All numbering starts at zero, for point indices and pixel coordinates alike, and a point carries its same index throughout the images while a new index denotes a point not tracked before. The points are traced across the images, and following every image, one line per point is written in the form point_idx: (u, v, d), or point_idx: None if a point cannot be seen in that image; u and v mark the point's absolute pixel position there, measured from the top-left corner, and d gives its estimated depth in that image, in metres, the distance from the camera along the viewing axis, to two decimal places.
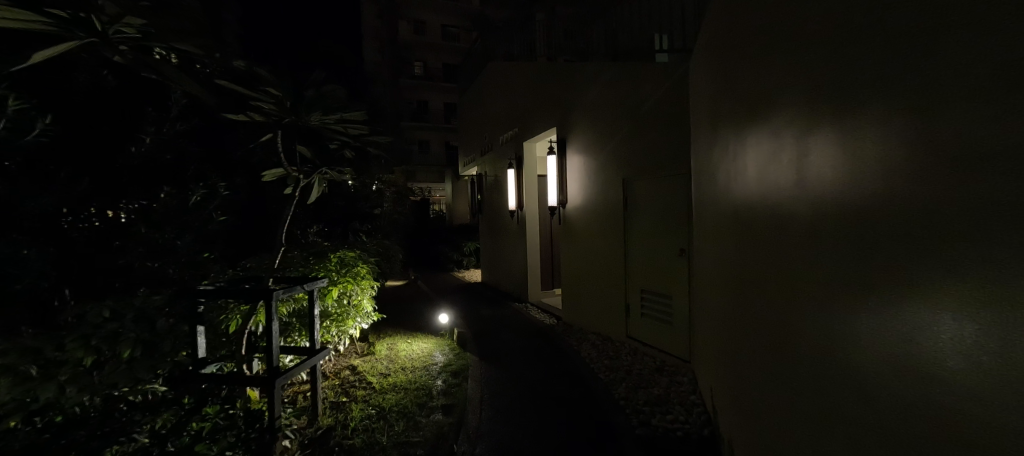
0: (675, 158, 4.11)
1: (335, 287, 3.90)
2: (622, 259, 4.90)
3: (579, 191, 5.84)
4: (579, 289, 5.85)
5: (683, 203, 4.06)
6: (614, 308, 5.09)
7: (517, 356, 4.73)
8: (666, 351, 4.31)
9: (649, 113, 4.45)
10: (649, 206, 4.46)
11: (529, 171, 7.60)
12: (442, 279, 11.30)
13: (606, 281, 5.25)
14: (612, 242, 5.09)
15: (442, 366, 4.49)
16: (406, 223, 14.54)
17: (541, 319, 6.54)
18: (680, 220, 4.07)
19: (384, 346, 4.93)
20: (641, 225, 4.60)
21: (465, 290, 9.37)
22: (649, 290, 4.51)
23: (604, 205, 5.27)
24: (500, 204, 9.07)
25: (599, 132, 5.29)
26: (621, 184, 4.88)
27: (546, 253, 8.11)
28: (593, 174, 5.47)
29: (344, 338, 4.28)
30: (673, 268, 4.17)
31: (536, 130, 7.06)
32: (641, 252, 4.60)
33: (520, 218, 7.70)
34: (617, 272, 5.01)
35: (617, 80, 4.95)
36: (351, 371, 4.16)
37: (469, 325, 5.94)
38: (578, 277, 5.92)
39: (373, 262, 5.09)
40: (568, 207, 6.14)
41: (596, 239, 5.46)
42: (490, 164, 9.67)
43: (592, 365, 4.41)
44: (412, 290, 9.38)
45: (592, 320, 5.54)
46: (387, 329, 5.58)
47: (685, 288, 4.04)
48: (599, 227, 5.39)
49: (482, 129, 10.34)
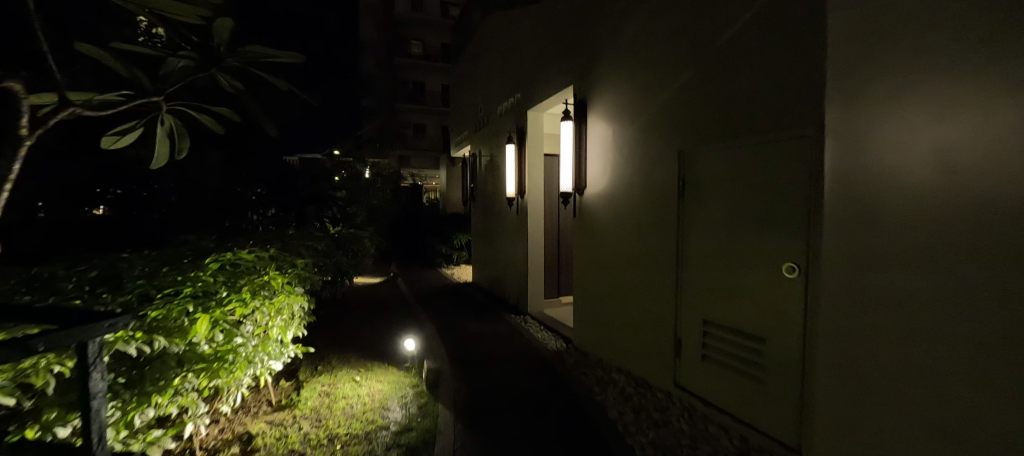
0: (777, 117, 2.48)
1: (207, 315, 2.32)
2: (669, 272, 3.29)
3: (602, 175, 4.22)
4: (599, 306, 4.28)
5: (783, 191, 2.47)
6: (650, 338, 3.52)
7: (508, 413, 3.18)
8: (745, 421, 2.75)
9: (725, 47, 2.80)
10: (724, 196, 2.83)
11: (533, 150, 5.98)
12: (427, 277, 9.70)
13: (639, 300, 3.65)
14: (651, 246, 3.48)
15: (394, 434, 2.86)
16: (391, 210, 12.93)
17: (545, 341, 4.97)
18: (782, 218, 2.47)
19: (315, 391, 3.34)
20: (703, 225, 2.99)
21: (452, 293, 7.79)
22: (713, 319, 2.94)
23: (639, 191, 3.64)
24: (495, 192, 7.45)
25: (638, 90, 3.64)
26: (671, 165, 3.25)
27: (551, 253, 6.45)
28: (625, 150, 3.84)
29: (235, 393, 2.67)
30: (764, 293, 2.59)
31: (544, 96, 5.41)
32: (702, 263, 3.01)
33: (521, 207, 6.11)
34: (658, 290, 3.42)
35: (667, 8, 3.29)
36: (239, 449, 2.56)
37: (446, 351, 4.36)
38: (598, 290, 4.31)
39: (302, 266, 3.48)
40: (583, 194, 4.54)
41: (624, 242, 3.84)
42: (485, 142, 8.03)
43: (625, 438, 2.84)
44: (388, 292, 7.79)
45: (619, 352, 3.95)
46: (330, 358, 3.98)
47: (788, 326, 2.46)
48: (629, 224, 3.78)
49: (477, 101, 8.62)
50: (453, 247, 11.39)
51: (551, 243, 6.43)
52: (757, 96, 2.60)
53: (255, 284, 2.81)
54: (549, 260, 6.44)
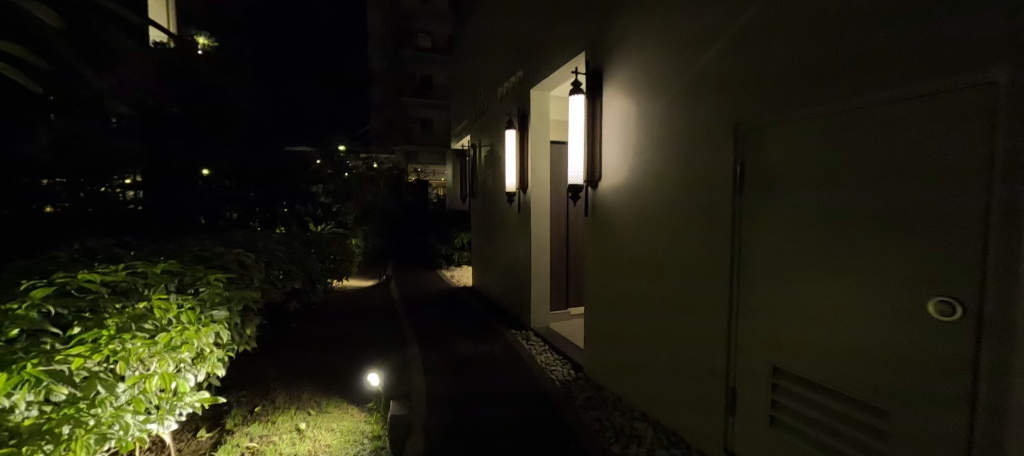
0: (918, 62, 1.53)
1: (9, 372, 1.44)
2: (720, 297, 2.36)
3: (622, 164, 3.28)
4: (618, 329, 3.36)
5: (918, 182, 1.54)
6: (688, 381, 2.60)
7: None
8: None
9: None
10: (812, 191, 1.89)
11: (538, 136, 5.07)
12: (424, 281, 8.88)
13: (674, 330, 2.72)
14: (692, 257, 2.55)
15: None
16: (389, 208, 12.13)
17: (549, 366, 4.08)
18: (917, 225, 1.54)
19: (235, 451, 2.50)
20: (777, 232, 2.06)
21: (447, 300, 6.94)
22: (791, 369, 2.01)
23: (674, 184, 2.69)
24: (496, 187, 6.57)
25: (673, 47, 2.71)
26: (725, 146, 2.31)
27: (559, 258, 5.53)
28: (654, 129, 2.90)
29: None
30: (884, 342, 1.65)
31: (550, 71, 4.49)
32: (777, 287, 2.07)
33: (523, 203, 5.22)
34: (702, 319, 2.49)
35: None
36: None
37: (424, 385, 3.52)
38: (616, 310, 3.39)
39: (222, 283, 2.64)
40: (597, 187, 3.60)
41: (653, 251, 2.91)
42: (484, 131, 7.13)
43: None
44: (376, 299, 6.98)
45: (644, 393, 3.04)
46: (274, 396, 3.16)
47: (934, 399, 1.52)
48: (660, 228, 2.84)
49: (477, 86, 7.72)
50: (454, 247, 10.53)
51: (558, 246, 5.51)
52: (874, 36, 1.65)
53: (124, 315, 1.95)
54: (556, 266, 5.52)
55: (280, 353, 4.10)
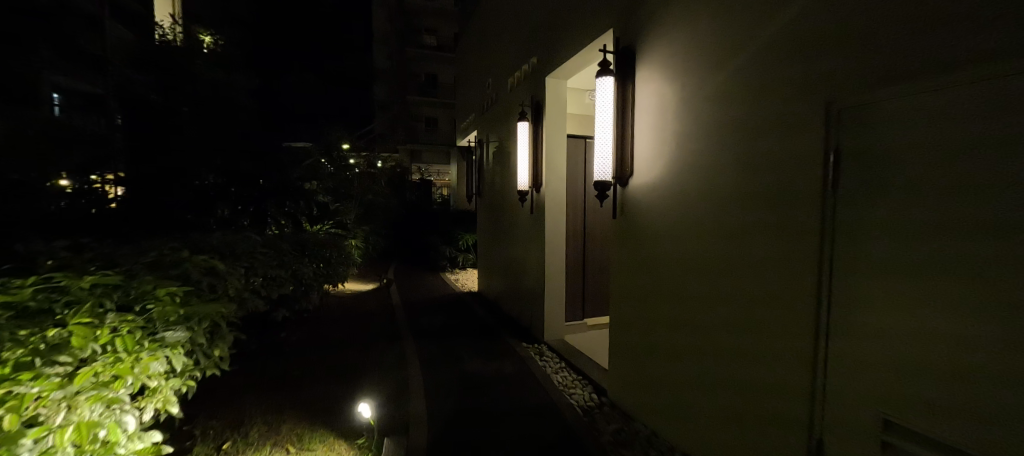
0: None
1: None
2: (802, 321, 1.85)
3: (660, 156, 2.77)
4: (656, 351, 2.85)
5: None
6: (754, 422, 2.11)
7: None
8: None
9: None
10: (944, 188, 1.38)
11: (553, 129, 4.59)
12: (427, 285, 8.42)
13: (733, 358, 2.22)
14: (762, 269, 2.04)
15: None
16: (390, 207, 11.72)
17: (566, 388, 3.61)
18: None
19: None
20: (888, 241, 1.54)
21: (451, 307, 6.48)
22: (909, 424, 1.50)
23: (734, 178, 2.19)
24: (504, 186, 6.11)
25: (731, 13, 2.20)
26: (810, 128, 1.80)
27: (575, 265, 5.02)
28: (704, 112, 2.39)
29: None
30: None
31: (568, 55, 4.01)
32: (887, 313, 1.56)
33: (536, 203, 4.74)
34: (774, 347, 1.99)
35: None
36: None
37: (423, 412, 3.06)
38: (652, 328, 2.88)
39: (180, 290, 2.14)
40: (628, 184, 3.09)
41: (703, 260, 2.41)
42: (492, 126, 6.66)
43: None
44: (376, 305, 6.53)
45: (690, 430, 2.54)
46: (248, 428, 2.70)
47: None
48: (713, 231, 2.33)
49: (485, 78, 7.25)
50: (458, 249, 10.05)
51: (574, 252, 5.00)
52: None
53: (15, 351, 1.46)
54: (572, 274, 5.01)
55: (263, 371, 3.64)
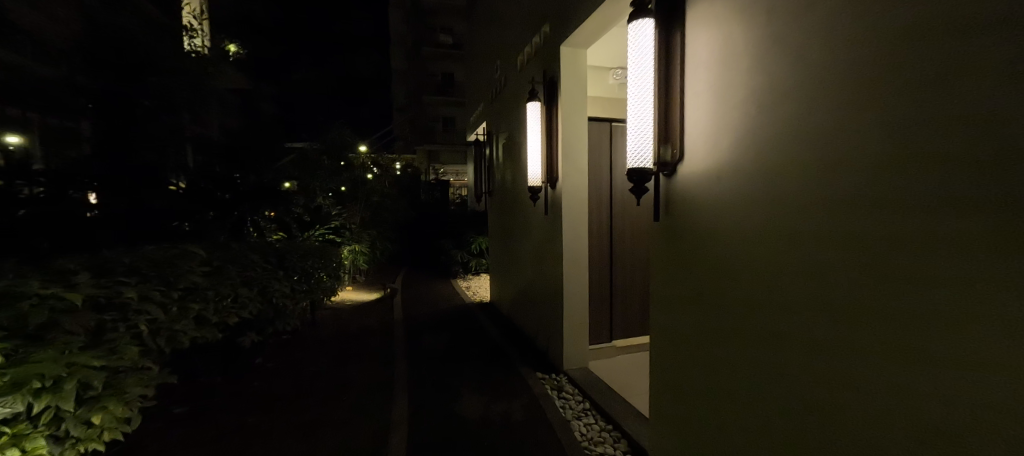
0: None
1: None
2: (999, 366, 1.03)
3: (726, 128, 1.91)
4: (735, 410, 1.93)
5: None
6: None
7: None
8: None
9: None
10: None
11: (572, 113, 3.74)
12: (434, 293, 7.73)
13: (868, 442, 1.36)
14: (898, 276, 1.23)
15: None
16: (399, 208, 11.11)
17: (589, 445, 2.79)
18: None
19: None
20: None
21: (456, 321, 5.74)
22: None
23: (847, 136, 1.38)
24: (515, 182, 5.29)
25: None
26: None
27: (601, 278, 4.14)
28: (807, 53, 1.52)
29: None
30: None
31: (589, 13, 3.13)
32: None
33: (551, 202, 3.89)
34: (943, 410, 1.16)
35: None
36: None
37: None
38: (727, 377, 1.97)
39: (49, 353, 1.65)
40: (682, 169, 2.17)
41: (789, 270, 1.60)
42: (501, 114, 5.85)
43: None
44: (373, 320, 5.86)
45: None
46: None
47: None
48: (819, 237, 1.48)
49: (493, 62, 6.44)
50: (471, 254, 9.30)
51: (600, 262, 4.12)
52: None
53: None
54: (596, 289, 4.14)
55: (212, 420, 2.94)
